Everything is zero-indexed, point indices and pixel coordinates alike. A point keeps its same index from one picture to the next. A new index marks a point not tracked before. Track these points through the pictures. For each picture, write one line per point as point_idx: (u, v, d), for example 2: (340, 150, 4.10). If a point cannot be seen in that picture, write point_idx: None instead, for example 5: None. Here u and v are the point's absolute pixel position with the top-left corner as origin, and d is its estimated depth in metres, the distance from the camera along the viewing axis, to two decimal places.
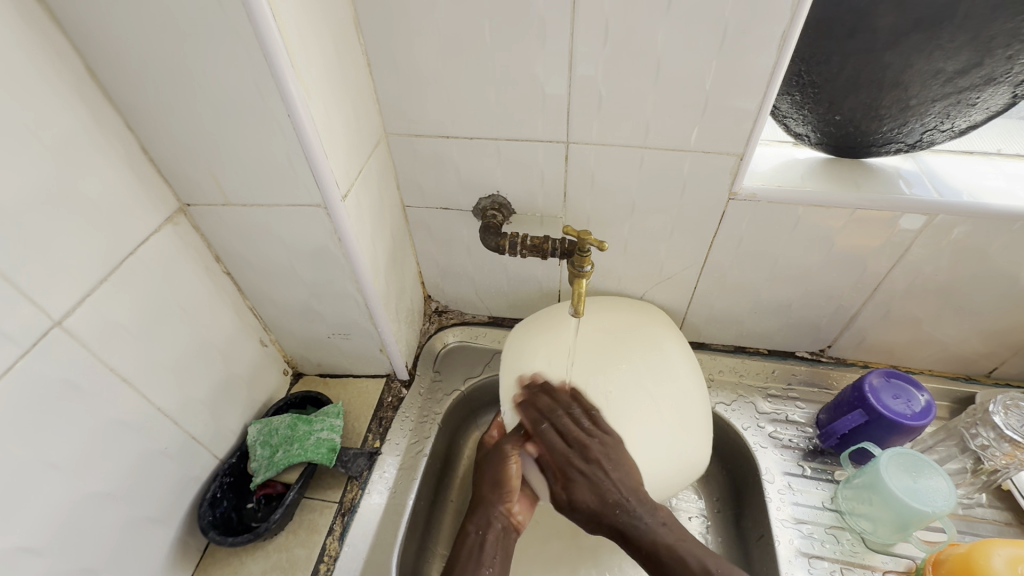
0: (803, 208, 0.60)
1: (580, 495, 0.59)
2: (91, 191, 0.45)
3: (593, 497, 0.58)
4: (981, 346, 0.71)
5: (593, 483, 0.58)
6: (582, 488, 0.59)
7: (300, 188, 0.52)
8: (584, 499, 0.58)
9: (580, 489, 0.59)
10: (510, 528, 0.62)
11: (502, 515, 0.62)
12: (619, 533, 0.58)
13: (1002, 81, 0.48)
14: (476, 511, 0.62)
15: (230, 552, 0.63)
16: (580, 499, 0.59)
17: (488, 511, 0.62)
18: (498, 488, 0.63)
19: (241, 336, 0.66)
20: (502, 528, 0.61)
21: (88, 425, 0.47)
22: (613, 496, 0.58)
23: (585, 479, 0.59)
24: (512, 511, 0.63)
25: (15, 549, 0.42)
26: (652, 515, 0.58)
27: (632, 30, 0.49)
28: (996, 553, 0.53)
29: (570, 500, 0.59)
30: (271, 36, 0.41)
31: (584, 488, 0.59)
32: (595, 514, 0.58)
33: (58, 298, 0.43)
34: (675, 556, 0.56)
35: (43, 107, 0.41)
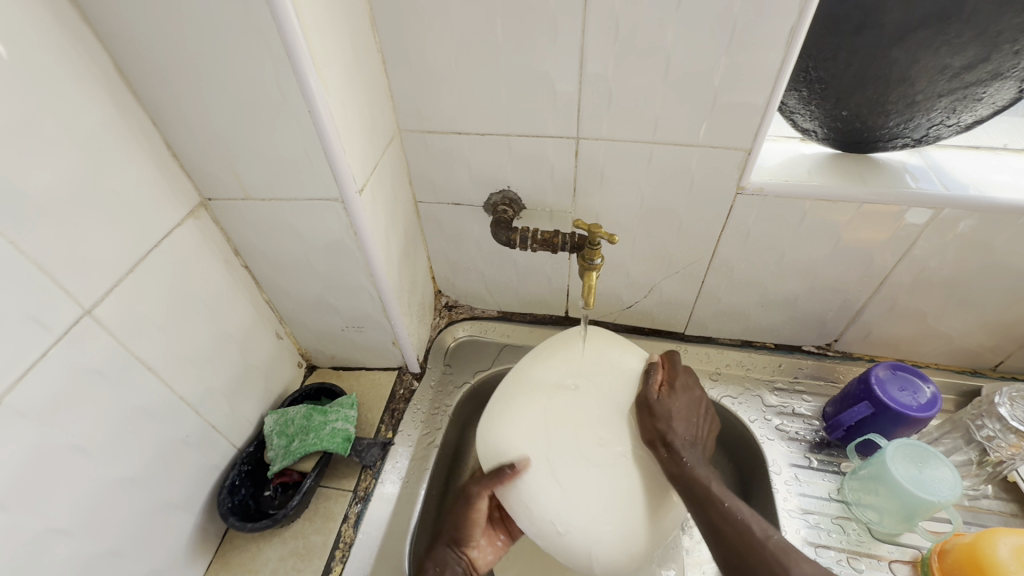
0: (809, 203, 0.61)
1: (671, 412, 0.56)
2: (118, 185, 0.47)
3: (681, 419, 0.56)
4: (987, 340, 0.72)
5: (682, 407, 0.57)
6: (679, 403, 0.57)
7: (318, 182, 0.53)
8: (677, 415, 0.56)
9: (676, 404, 0.57)
10: (467, 571, 0.59)
11: (459, 559, 0.59)
12: (675, 455, 0.53)
13: (1008, 75, 0.49)
14: (436, 549, 0.59)
15: (248, 539, 0.65)
16: (672, 414, 0.56)
17: (445, 554, 0.58)
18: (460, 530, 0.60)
19: (257, 328, 0.67)
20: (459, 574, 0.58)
21: (115, 412, 0.49)
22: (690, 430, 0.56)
23: (686, 404, 0.58)
24: (471, 553, 0.60)
25: (47, 529, 0.44)
26: (704, 460, 0.54)
27: (642, 27, 0.50)
28: (1001, 542, 0.53)
29: (657, 404, 0.57)
30: (294, 34, 0.42)
31: (679, 401, 0.57)
32: (665, 433, 0.55)
33: (88, 289, 0.45)
34: (724, 492, 0.51)
35: (74, 103, 0.42)
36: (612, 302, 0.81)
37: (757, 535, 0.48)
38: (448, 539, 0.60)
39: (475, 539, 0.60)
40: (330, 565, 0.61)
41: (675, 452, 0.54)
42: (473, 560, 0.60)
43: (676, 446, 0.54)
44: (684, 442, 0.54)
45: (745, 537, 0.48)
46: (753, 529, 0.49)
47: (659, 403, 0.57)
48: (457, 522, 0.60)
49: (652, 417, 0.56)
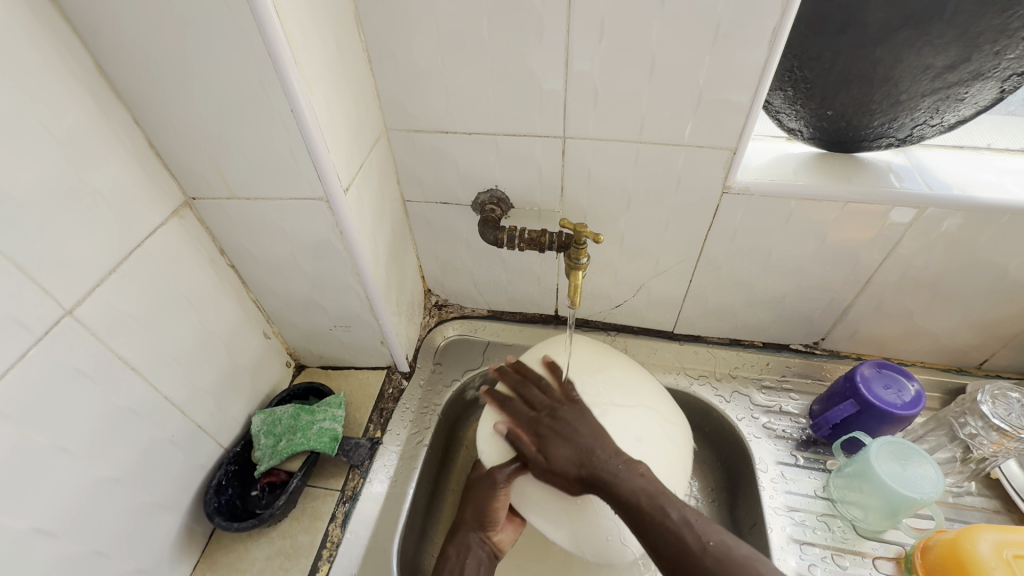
0: (795, 201, 0.61)
1: (566, 447, 0.56)
2: (100, 185, 0.47)
3: (579, 451, 0.56)
4: (972, 338, 0.72)
5: (574, 438, 0.57)
6: (557, 437, 0.57)
7: (303, 181, 0.53)
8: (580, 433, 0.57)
9: (557, 448, 0.57)
10: (493, 553, 0.61)
11: (483, 542, 0.60)
12: (600, 485, 0.54)
13: (990, 76, 0.50)
14: (457, 535, 0.60)
15: (235, 538, 0.64)
16: (558, 459, 0.56)
17: (469, 539, 0.60)
18: (482, 519, 0.60)
19: (245, 328, 0.67)
20: (484, 558, 0.60)
21: (100, 412, 0.49)
22: (595, 444, 0.56)
23: (574, 422, 0.58)
24: (496, 536, 0.62)
25: (30, 531, 0.44)
26: (629, 467, 0.54)
27: (627, 27, 0.50)
28: (983, 538, 0.54)
29: (550, 462, 0.57)
30: (276, 33, 0.42)
31: (560, 445, 0.57)
32: (581, 471, 0.55)
33: (71, 289, 0.45)
34: (657, 506, 0.51)
35: (55, 102, 0.42)
36: (601, 300, 0.81)
37: (692, 546, 0.48)
38: (472, 524, 0.60)
39: (500, 523, 0.61)
40: (317, 564, 0.61)
41: (595, 481, 0.54)
42: (498, 542, 0.62)
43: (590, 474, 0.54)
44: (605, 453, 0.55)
45: (678, 546, 0.48)
46: (686, 538, 0.48)
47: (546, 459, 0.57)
48: (482, 511, 0.60)
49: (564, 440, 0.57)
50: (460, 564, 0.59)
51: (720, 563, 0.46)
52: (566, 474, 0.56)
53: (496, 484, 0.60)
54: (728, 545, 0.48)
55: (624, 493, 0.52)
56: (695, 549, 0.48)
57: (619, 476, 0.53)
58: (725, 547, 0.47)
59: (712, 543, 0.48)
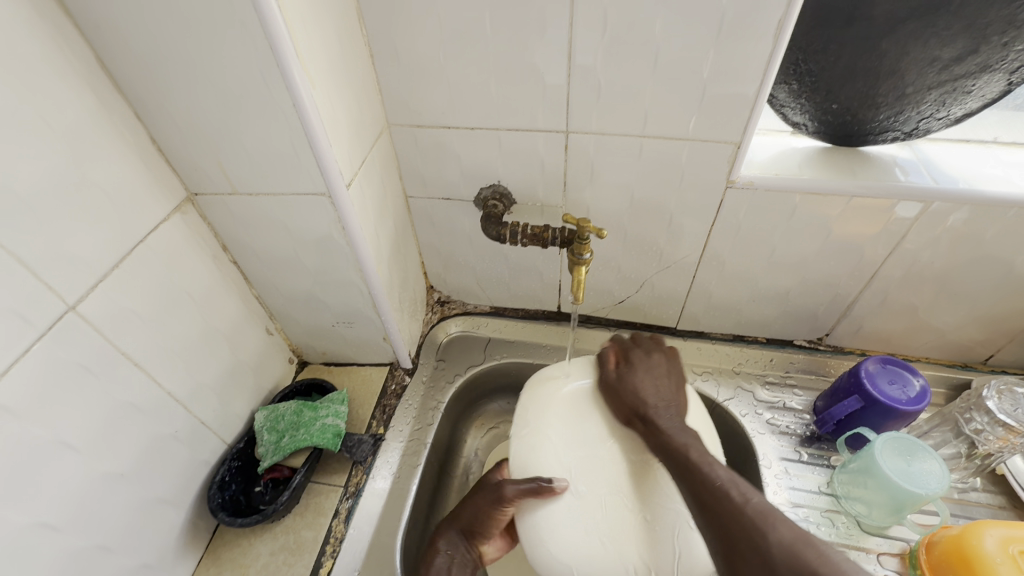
0: (800, 196, 0.61)
1: (635, 386, 0.61)
2: (102, 180, 0.46)
3: (646, 391, 0.60)
4: (977, 333, 0.72)
5: (645, 376, 0.62)
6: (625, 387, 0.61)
7: (305, 177, 0.53)
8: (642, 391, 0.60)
9: (632, 377, 0.62)
10: (475, 561, 0.61)
11: (470, 551, 0.61)
12: (651, 425, 0.57)
13: (997, 68, 0.49)
14: (449, 535, 0.61)
15: (239, 534, 0.65)
16: (629, 386, 0.61)
17: (455, 538, 0.60)
18: (475, 525, 0.60)
19: (248, 324, 0.67)
20: (465, 561, 0.60)
21: (104, 407, 0.49)
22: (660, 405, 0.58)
23: (650, 374, 0.62)
24: (482, 547, 0.62)
25: (35, 526, 0.44)
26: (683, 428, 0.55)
27: (629, 21, 0.50)
28: (988, 534, 0.53)
29: (619, 386, 0.61)
30: (277, 26, 0.41)
31: (634, 373, 0.62)
32: (642, 407, 0.58)
33: (73, 285, 0.45)
34: (704, 462, 0.50)
35: (57, 97, 0.42)
36: (604, 296, 0.81)
37: (736, 498, 0.46)
38: (465, 531, 0.61)
39: (489, 535, 0.61)
40: (321, 560, 0.61)
41: (650, 422, 0.57)
42: (483, 552, 0.63)
43: (652, 417, 0.57)
44: (659, 411, 0.58)
45: (722, 501, 0.46)
46: (730, 493, 0.46)
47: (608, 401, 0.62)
48: (477, 519, 0.60)
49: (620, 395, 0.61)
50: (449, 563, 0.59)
51: (762, 511, 0.44)
52: (622, 402, 0.60)
53: (503, 499, 0.58)
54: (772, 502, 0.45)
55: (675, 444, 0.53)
56: (740, 501, 0.45)
57: (674, 431, 0.55)
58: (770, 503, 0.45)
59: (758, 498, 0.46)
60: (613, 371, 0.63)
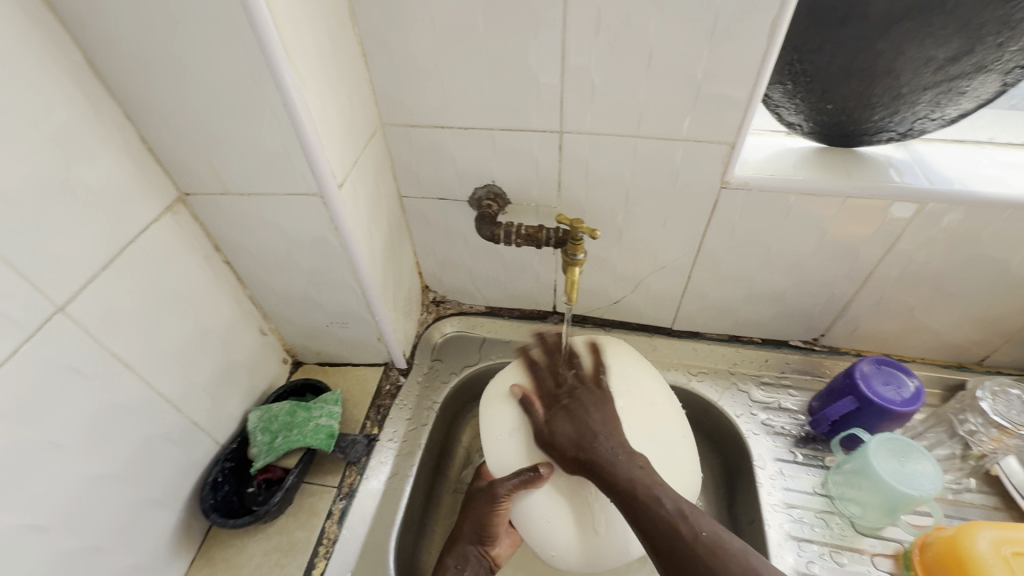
0: (795, 196, 0.61)
1: (561, 433, 0.58)
2: (91, 180, 0.46)
3: (586, 425, 0.57)
4: (973, 334, 0.72)
5: (574, 419, 0.59)
6: (563, 423, 0.59)
7: (297, 176, 0.52)
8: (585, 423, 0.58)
9: (562, 426, 0.58)
10: (490, 567, 0.62)
11: (482, 556, 0.61)
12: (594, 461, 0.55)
13: (992, 68, 0.49)
14: (458, 547, 0.61)
15: (232, 535, 0.64)
16: (559, 435, 0.58)
17: (467, 553, 0.60)
18: (479, 532, 0.61)
19: (241, 324, 0.67)
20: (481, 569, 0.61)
21: (93, 408, 0.48)
22: (599, 433, 0.57)
23: (570, 414, 0.59)
24: (494, 550, 0.63)
25: (23, 528, 0.44)
26: (628, 458, 0.54)
27: (623, 20, 0.50)
28: (981, 535, 0.53)
29: (551, 436, 0.59)
30: (266, 25, 0.41)
31: (565, 424, 0.58)
32: (577, 449, 0.56)
33: (63, 285, 0.45)
34: (651, 495, 0.50)
35: (45, 96, 0.42)
36: (599, 296, 0.81)
37: (685, 535, 0.47)
38: (473, 538, 0.61)
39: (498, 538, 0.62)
40: (314, 561, 0.61)
41: (591, 463, 0.55)
42: (495, 556, 0.63)
43: (588, 456, 0.55)
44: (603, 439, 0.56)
45: (672, 538, 0.48)
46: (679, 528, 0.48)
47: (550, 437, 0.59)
48: (481, 525, 0.60)
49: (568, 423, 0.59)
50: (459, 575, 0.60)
51: (710, 552, 0.46)
52: (559, 448, 0.57)
53: (496, 497, 0.58)
54: (722, 538, 0.47)
55: (619, 480, 0.52)
56: (688, 537, 0.47)
57: (617, 464, 0.53)
58: (719, 539, 0.47)
59: (706, 533, 0.47)
60: (542, 420, 0.60)
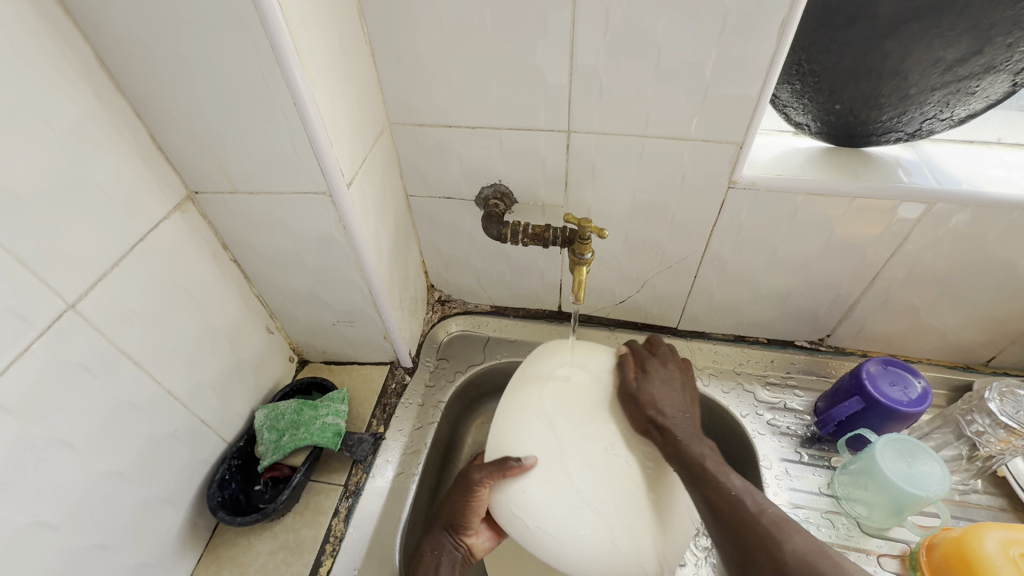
0: (802, 197, 0.61)
1: (653, 397, 0.59)
2: (101, 178, 0.46)
3: (665, 402, 0.58)
4: (980, 335, 0.72)
5: (662, 387, 0.60)
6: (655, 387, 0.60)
7: (306, 176, 0.52)
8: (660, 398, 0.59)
9: (654, 387, 0.60)
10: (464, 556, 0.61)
11: (456, 544, 0.61)
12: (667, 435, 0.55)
13: (1001, 69, 0.49)
14: (434, 535, 0.61)
15: (238, 533, 0.65)
16: (643, 395, 0.59)
17: (440, 539, 0.60)
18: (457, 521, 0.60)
19: (248, 322, 0.67)
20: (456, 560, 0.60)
21: (102, 406, 0.49)
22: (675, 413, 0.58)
23: (666, 384, 0.61)
24: (469, 539, 0.62)
25: (33, 525, 0.44)
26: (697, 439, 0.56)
27: (631, 20, 0.50)
28: (989, 536, 0.53)
29: (639, 392, 0.59)
30: (277, 24, 0.41)
31: (658, 386, 0.60)
32: (658, 416, 0.57)
33: (73, 283, 0.45)
34: (720, 468, 0.52)
35: (56, 95, 0.42)
36: (605, 296, 0.81)
37: (751, 509, 0.47)
38: (445, 525, 0.61)
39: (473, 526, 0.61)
40: (320, 559, 0.61)
41: (667, 431, 0.56)
42: (471, 546, 0.62)
43: (668, 426, 0.56)
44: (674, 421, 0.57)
45: (737, 510, 0.48)
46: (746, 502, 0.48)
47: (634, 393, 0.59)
48: (458, 514, 0.60)
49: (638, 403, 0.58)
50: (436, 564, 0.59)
51: (774, 523, 0.46)
52: (640, 408, 0.58)
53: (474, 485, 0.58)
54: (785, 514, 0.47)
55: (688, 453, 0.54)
56: (754, 509, 0.47)
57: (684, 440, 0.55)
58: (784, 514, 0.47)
59: (773, 508, 0.47)
60: (634, 377, 0.61)
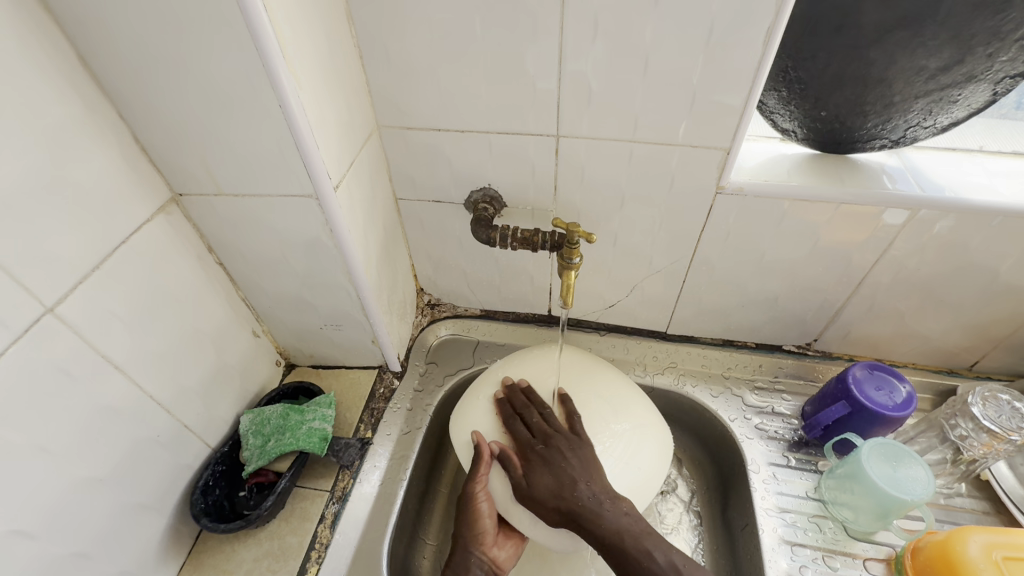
0: (789, 202, 0.61)
1: (557, 474, 0.57)
2: (83, 180, 0.46)
3: (564, 483, 0.57)
4: (963, 340, 0.73)
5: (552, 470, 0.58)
6: (544, 478, 0.58)
7: (293, 179, 0.52)
8: (565, 476, 0.57)
9: (541, 480, 0.58)
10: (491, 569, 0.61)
11: (481, 561, 0.61)
12: (580, 521, 0.55)
13: (982, 78, 0.50)
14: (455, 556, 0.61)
15: (222, 540, 0.64)
16: (538, 487, 0.57)
17: (465, 559, 0.60)
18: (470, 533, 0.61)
19: (234, 326, 0.66)
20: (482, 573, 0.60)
21: (83, 412, 0.48)
22: (579, 479, 0.57)
23: (563, 449, 0.59)
24: (491, 552, 0.62)
25: (10, 533, 0.43)
26: (614, 503, 0.56)
27: (619, 26, 0.50)
28: (972, 539, 0.54)
29: (531, 491, 0.58)
30: (263, 27, 0.41)
31: (546, 476, 0.58)
32: (561, 497, 0.56)
33: (53, 286, 0.44)
34: (642, 548, 0.53)
35: (36, 95, 0.41)
36: (594, 300, 0.81)
37: None
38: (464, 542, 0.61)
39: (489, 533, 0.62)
40: (306, 566, 0.61)
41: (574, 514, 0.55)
42: (495, 559, 0.62)
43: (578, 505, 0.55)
44: (585, 490, 0.56)
45: None
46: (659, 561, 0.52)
47: (528, 489, 0.58)
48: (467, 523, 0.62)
49: (546, 469, 0.58)
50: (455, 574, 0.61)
51: None
52: (546, 507, 0.57)
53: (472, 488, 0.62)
54: None
55: (608, 535, 0.54)
56: None
57: (602, 511, 0.55)
58: None
59: None
60: (522, 476, 0.59)
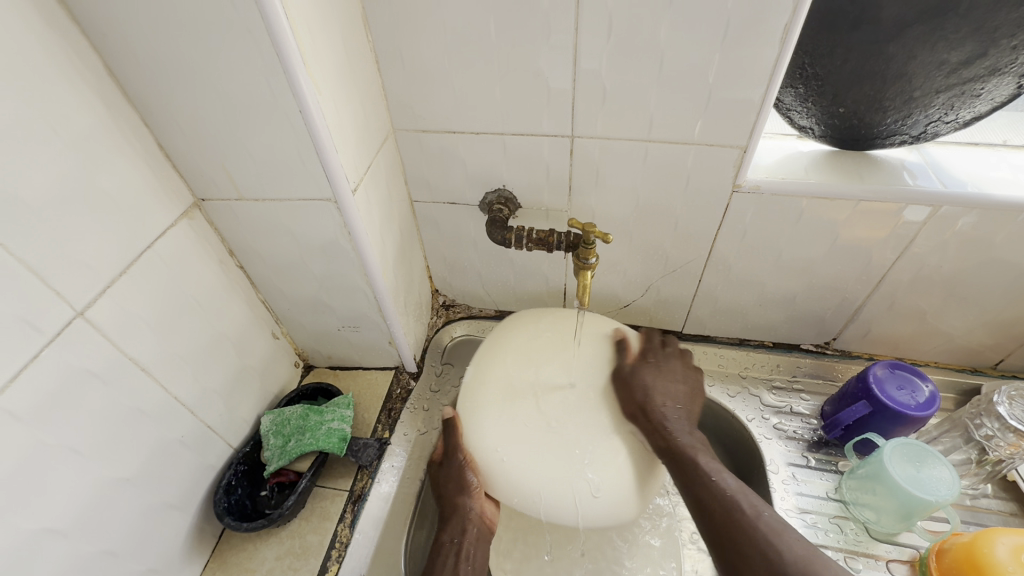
0: (807, 200, 0.60)
1: (646, 385, 0.63)
2: (109, 186, 0.47)
3: (656, 389, 0.62)
4: (988, 338, 0.71)
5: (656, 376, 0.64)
6: (648, 373, 0.64)
7: (311, 183, 0.53)
8: (653, 386, 0.63)
9: (644, 373, 0.64)
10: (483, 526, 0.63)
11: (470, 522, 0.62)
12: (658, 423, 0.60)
13: (1006, 71, 0.49)
14: (449, 522, 0.62)
15: (244, 539, 0.65)
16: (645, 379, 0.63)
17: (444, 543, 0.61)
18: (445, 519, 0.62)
19: (254, 328, 0.67)
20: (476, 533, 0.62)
21: (109, 413, 0.49)
22: (666, 395, 0.62)
23: (659, 373, 0.64)
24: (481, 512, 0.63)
25: (44, 531, 0.45)
26: (683, 424, 0.61)
27: (633, 26, 0.50)
28: (999, 541, 0.53)
29: (631, 378, 0.63)
30: (284, 36, 0.42)
31: (649, 374, 0.64)
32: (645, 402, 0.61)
33: (83, 289, 0.45)
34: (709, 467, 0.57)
35: (65, 106, 0.42)
36: (609, 300, 0.81)
37: (748, 512, 0.52)
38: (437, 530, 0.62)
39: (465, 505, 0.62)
40: (326, 564, 0.61)
41: (653, 417, 0.60)
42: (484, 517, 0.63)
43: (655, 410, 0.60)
44: (668, 410, 0.61)
45: (734, 514, 0.52)
46: (741, 505, 0.53)
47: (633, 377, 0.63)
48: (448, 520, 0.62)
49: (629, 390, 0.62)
50: (457, 550, 0.60)
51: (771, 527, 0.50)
52: (632, 396, 0.62)
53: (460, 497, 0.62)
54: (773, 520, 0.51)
55: (680, 443, 0.59)
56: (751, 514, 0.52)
57: (672, 425, 0.60)
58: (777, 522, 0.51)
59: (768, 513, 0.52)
60: (630, 364, 0.65)
